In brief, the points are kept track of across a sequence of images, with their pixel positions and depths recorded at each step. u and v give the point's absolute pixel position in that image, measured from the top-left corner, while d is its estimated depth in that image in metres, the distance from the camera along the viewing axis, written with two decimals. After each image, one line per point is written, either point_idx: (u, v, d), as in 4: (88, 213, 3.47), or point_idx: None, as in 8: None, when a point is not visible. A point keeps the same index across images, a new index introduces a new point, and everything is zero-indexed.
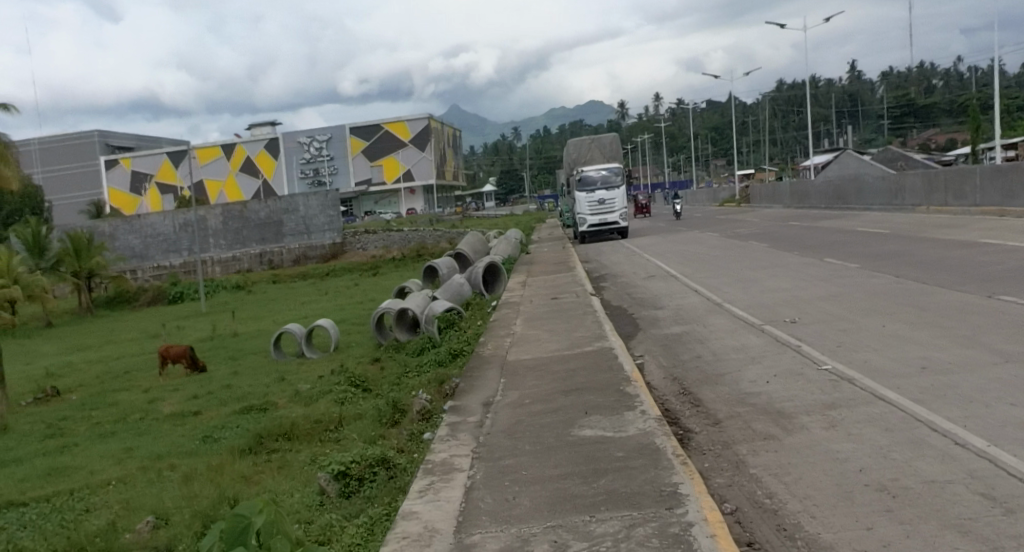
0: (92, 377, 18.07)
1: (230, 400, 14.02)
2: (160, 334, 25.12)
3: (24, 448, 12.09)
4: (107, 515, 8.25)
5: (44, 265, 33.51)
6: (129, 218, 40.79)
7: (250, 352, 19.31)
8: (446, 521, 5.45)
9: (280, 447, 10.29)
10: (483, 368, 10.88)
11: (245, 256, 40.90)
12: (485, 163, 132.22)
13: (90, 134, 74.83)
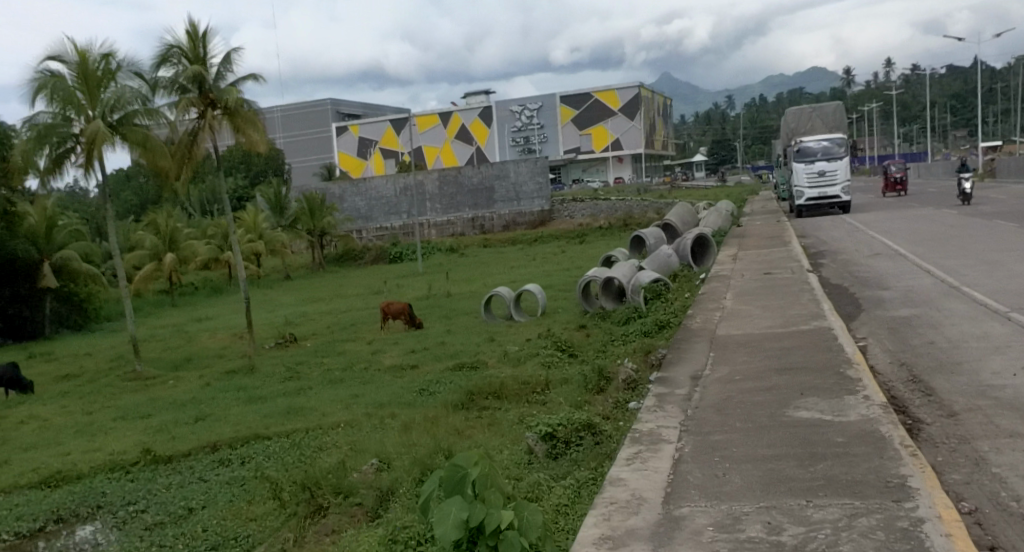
0: (323, 327, 19.57)
1: (444, 356, 14.73)
2: (382, 291, 26.71)
3: (266, 388, 13.31)
4: (338, 455, 8.94)
5: (284, 222, 36.49)
6: (356, 181, 43.42)
7: (463, 312, 20.11)
8: (655, 491, 5.45)
9: (490, 405, 10.68)
10: (692, 340, 10.71)
11: (458, 220, 42.54)
12: (697, 131, 129.14)
13: (323, 102, 80.15)
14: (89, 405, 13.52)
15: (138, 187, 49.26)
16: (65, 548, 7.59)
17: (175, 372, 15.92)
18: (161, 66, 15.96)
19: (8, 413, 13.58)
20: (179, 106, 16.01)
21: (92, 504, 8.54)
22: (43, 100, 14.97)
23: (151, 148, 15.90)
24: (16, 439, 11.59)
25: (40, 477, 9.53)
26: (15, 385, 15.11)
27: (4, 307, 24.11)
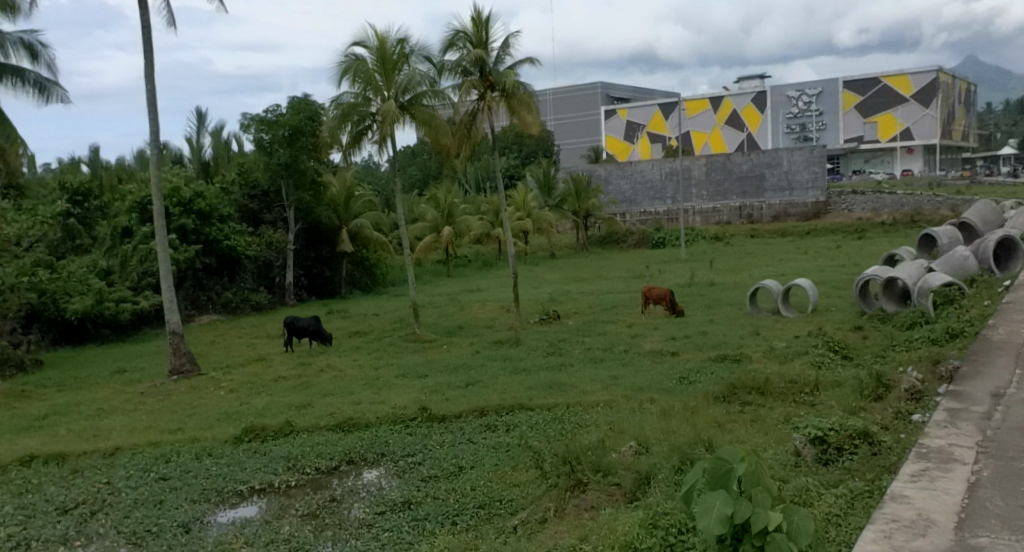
0: (585, 307, 19.93)
1: (707, 346, 14.45)
2: (644, 275, 26.65)
3: (531, 361, 13.81)
4: (597, 433, 9.06)
5: (552, 202, 37.53)
6: (623, 164, 43.57)
7: (726, 303, 19.60)
8: (945, 514, 5.01)
9: (754, 401, 10.32)
10: (991, 354, 9.68)
11: (725, 208, 41.44)
12: (1003, 122, 115.98)
13: (594, 86, 80.09)
14: (376, 361, 14.77)
15: (422, 163, 52.80)
16: (353, 487, 8.35)
17: (449, 337, 16.97)
18: (448, 49, 16.82)
19: (310, 360, 15.17)
20: (462, 88, 16.74)
21: (377, 451, 9.32)
22: (348, 81, 16.62)
23: (435, 126, 17.06)
24: (316, 385, 12.93)
25: (335, 421, 10.55)
26: (317, 337, 16.83)
27: (309, 267, 26.86)
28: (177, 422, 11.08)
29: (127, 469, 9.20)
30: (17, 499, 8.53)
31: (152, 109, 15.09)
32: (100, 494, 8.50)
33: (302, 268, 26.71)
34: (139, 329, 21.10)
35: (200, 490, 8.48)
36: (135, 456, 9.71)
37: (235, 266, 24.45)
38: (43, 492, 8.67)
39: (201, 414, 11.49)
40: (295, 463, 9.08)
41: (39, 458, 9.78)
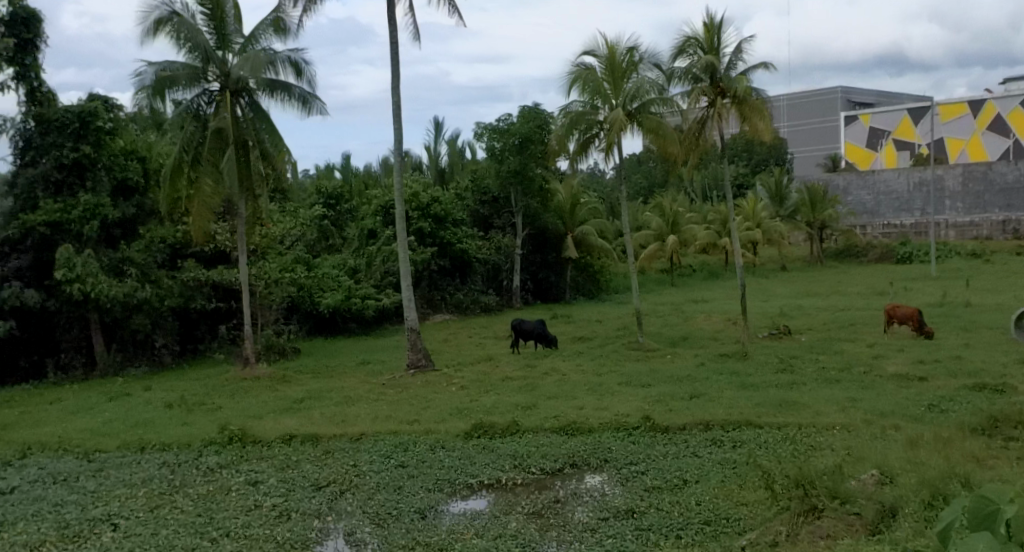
0: (821, 323, 18.92)
1: (961, 372, 13.25)
2: (887, 292, 24.90)
3: (760, 377, 13.31)
4: (834, 458, 8.57)
5: (784, 213, 36.00)
6: (864, 173, 41.01)
7: (984, 326, 17.89)
8: None
9: (1019, 437, 9.35)
10: None
11: (986, 223, 37.35)
12: None
13: (832, 91, 70.44)
14: (600, 367, 14.85)
15: (647, 171, 52.31)
16: (577, 491, 8.42)
17: (673, 348, 16.74)
18: (678, 56, 16.58)
19: (536, 362, 15.53)
20: (691, 95, 16.35)
21: (600, 457, 9.37)
22: (577, 90, 16.89)
23: (663, 135, 16.84)
24: (542, 387, 13.19)
25: (559, 424, 10.70)
26: (543, 340, 17.18)
27: (535, 271, 27.53)
28: (415, 414, 11.71)
29: (371, 454, 9.85)
30: (279, 473, 9.37)
31: (398, 120, 16.04)
32: (348, 475, 9.16)
33: (528, 272, 27.45)
34: (381, 324, 22.57)
35: (435, 479, 8.90)
36: (377, 442, 10.38)
37: (466, 268, 25.59)
38: (300, 469, 9.47)
39: (435, 407, 12.07)
40: (521, 462, 9.31)
41: (297, 436, 10.71)
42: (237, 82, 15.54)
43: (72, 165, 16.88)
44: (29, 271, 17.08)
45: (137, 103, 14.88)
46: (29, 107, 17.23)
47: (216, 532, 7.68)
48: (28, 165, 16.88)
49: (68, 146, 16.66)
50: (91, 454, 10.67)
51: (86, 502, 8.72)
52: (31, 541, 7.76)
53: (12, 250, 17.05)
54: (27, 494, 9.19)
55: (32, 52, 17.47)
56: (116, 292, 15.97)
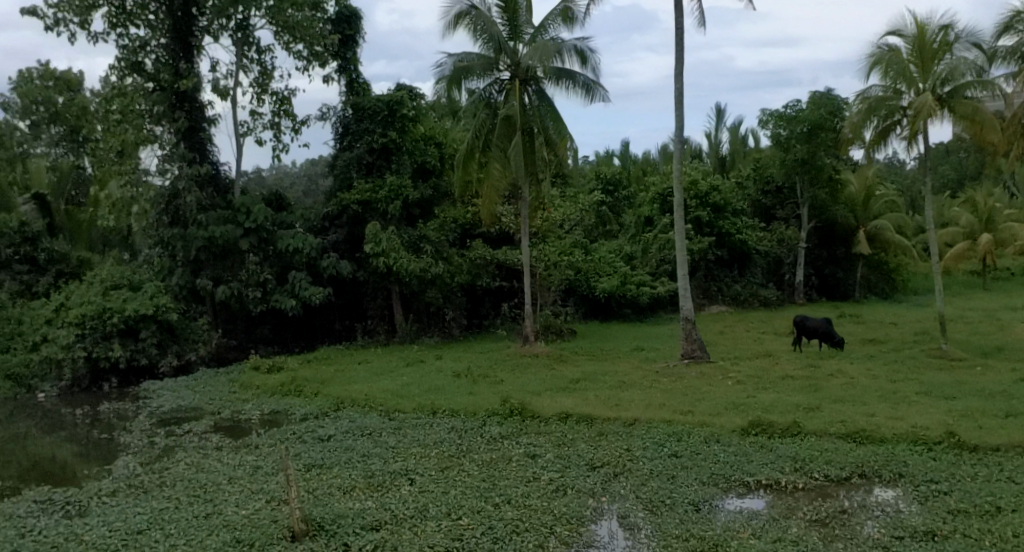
0: None
1: None
2: None
3: None
4: None
5: None
6: None
7: None
8: None
9: None
10: None
11: None
12: None
13: None
14: (894, 373, 13.75)
15: (956, 161, 47.50)
16: (867, 503, 7.90)
17: (983, 359, 15.11)
18: (1003, 33, 14.83)
19: (820, 363, 14.73)
20: (1017, 79, 14.50)
21: (894, 470, 8.69)
22: (878, 73, 15.69)
23: (980, 121, 15.15)
24: (826, 389, 12.48)
25: (847, 429, 10.06)
26: (828, 339, 16.23)
27: (821, 266, 26.19)
28: (689, 404, 11.56)
29: (644, 441, 9.87)
30: (556, 449, 9.67)
31: (681, 106, 15.80)
32: (622, 458, 9.26)
33: (813, 267, 26.15)
34: (655, 312, 22.54)
35: (710, 473, 8.74)
36: (651, 430, 10.38)
37: (745, 260, 24.83)
38: (576, 447, 9.70)
39: (710, 400, 11.84)
40: (803, 466, 8.87)
41: (573, 416, 10.98)
42: (526, 71, 16.11)
43: (381, 149, 18.47)
44: (344, 244, 19.17)
45: (437, 93, 15.93)
46: (348, 97, 19.08)
47: (498, 498, 8.11)
48: (345, 149, 18.85)
49: (378, 132, 18.30)
50: (392, 414, 11.69)
51: (386, 455, 9.57)
52: (343, 485, 8.68)
53: (331, 225, 19.23)
54: (339, 443, 10.25)
55: (352, 47, 19.33)
56: (414, 266, 17.29)
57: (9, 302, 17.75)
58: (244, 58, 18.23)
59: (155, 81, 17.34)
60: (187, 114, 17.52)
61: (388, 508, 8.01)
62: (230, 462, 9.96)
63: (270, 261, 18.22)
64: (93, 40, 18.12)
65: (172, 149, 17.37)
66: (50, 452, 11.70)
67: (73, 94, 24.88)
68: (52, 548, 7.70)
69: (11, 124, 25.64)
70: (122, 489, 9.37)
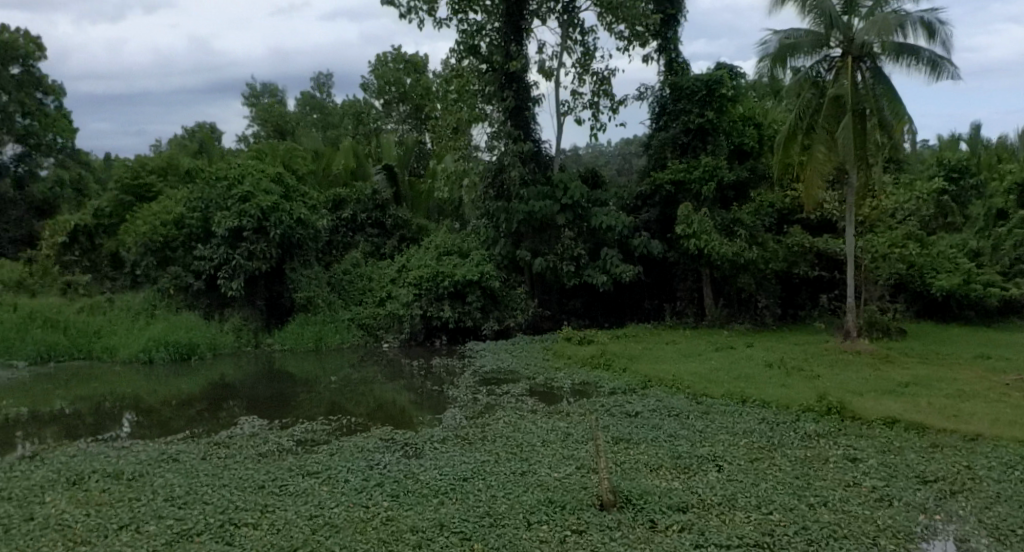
0: None
1: None
2: None
3: None
4: None
5: None
6: None
7: None
8: None
9: None
10: None
11: None
12: None
13: None
14: None
15: None
16: None
17: None
18: None
19: None
20: None
21: None
22: None
23: None
24: None
25: None
26: None
27: None
28: None
29: (988, 460, 8.87)
30: (880, 455, 8.99)
31: None
32: (960, 476, 8.39)
33: None
34: (1005, 317, 19.97)
35: None
36: (998, 448, 9.30)
37: None
38: (904, 457, 8.95)
39: None
40: None
41: (902, 422, 10.15)
42: (861, 48, 14.91)
43: (697, 130, 18.17)
44: (655, 224, 19.16)
45: (759, 72, 15.40)
46: (667, 76, 18.98)
47: (814, 499, 7.72)
48: (662, 128, 18.82)
49: (695, 112, 18.01)
50: (699, 397, 11.57)
51: (694, 438, 9.48)
52: (650, 462, 8.75)
53: (644, 204, 19.33)
54: (647, 421, 10.34)
55: (674, 26, 19.15)
56: (726, 250, 16.82)
57: (362, 261, 20.02)
58: (568, 40, 18.76)
59: (488, 63, 18.41)
60: (514, 93, 18.40)
61: (696, 491, 7.95)
62: (544, 425, 10.45)
63: (584, 238, 18.73)
64: (437, 26, 19.65)
65: (500, 127, 18.41)
66: (391, 396, 13.05)
67: (418, 76, 27.29)
68: (393, 482, 8.58)
69: (368, 102, 28.74)
70: (450, 437, 10.21)
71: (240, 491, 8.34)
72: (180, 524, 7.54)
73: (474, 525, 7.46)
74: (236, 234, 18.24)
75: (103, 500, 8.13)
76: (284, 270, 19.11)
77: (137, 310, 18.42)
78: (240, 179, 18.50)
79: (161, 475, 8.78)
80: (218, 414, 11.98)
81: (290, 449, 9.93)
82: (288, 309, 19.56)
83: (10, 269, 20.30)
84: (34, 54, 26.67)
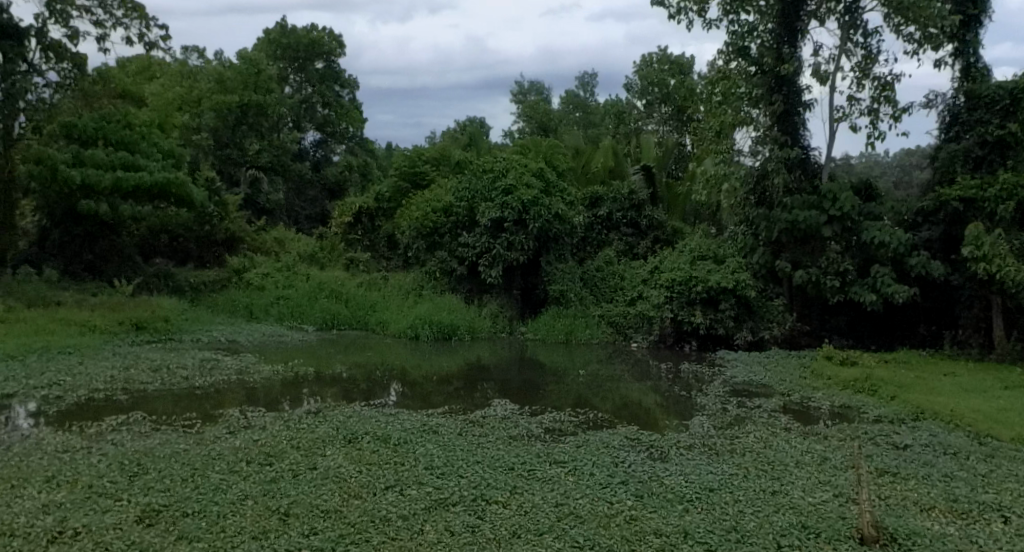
0: None
1: None
2: None
3: None
4: None
5: None
6: None
7: None
8: None
9: None
10: None
11: None
12: None
13: None
14: None
15: None
16: None
17: None
18: None
19: None
20: None
21: None
22: None
23: None
24: None
25: None
26: None
27: None
28: None
29: None
30: None
31: None
32: None
33: None
34: None
35: None
36: None
37: None
38: None
39: None
40: None
41: None
42: None
43: (995, 142, 16.41)
44: (937, 243, 17.50)
45: None
46: (961, 82, 17.27)
47: None
48: (952, 140, 17.21)
49: (993, 123, 16.30)
50: (982, 438, 10.50)
51: (974, 482, 8.62)
52: (920, 501, 8.07)
53: (924, 221, 17.69)
54: (917, 455, 9.54)
55: (975, 27, 17.32)
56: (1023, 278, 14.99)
57: (616, 259, 20.16)
58: (848, 42, 17.60)
59: (758, 65, 17.75)
60: (784, 97, 17.63)
61: (975, 541, 7.22)
62: (797, 445, 9.97)
63: (852, 252, 17.53)
64: (707, 26, 19.26)
65: (766, 132, 17.75)
66: (638, 396, 13.03)
67: (684, 77, 26.98)
68: (639, 482, 8.56)
69: (633, 101, 28.83)
70: (697, 445, 10.02)
71: (492, 469, 8.69)
72: (438, 492, 8.00)
73: (720, 538, 7.27)
74: (498, 224, 19.07)
75: (372, 460, 8.81)
76: (540, 262, 19.78)
77: (407, 290, 19.83)
78: (505, 173, 19.37)
79: (423, 444, 9.36)
80: (474, 393, 12.58)
81: (538, 436, 10.22)
82: (541, 300, 20.14)
83: (304, 243, 22.59)
84: (336, 50, 29.43)
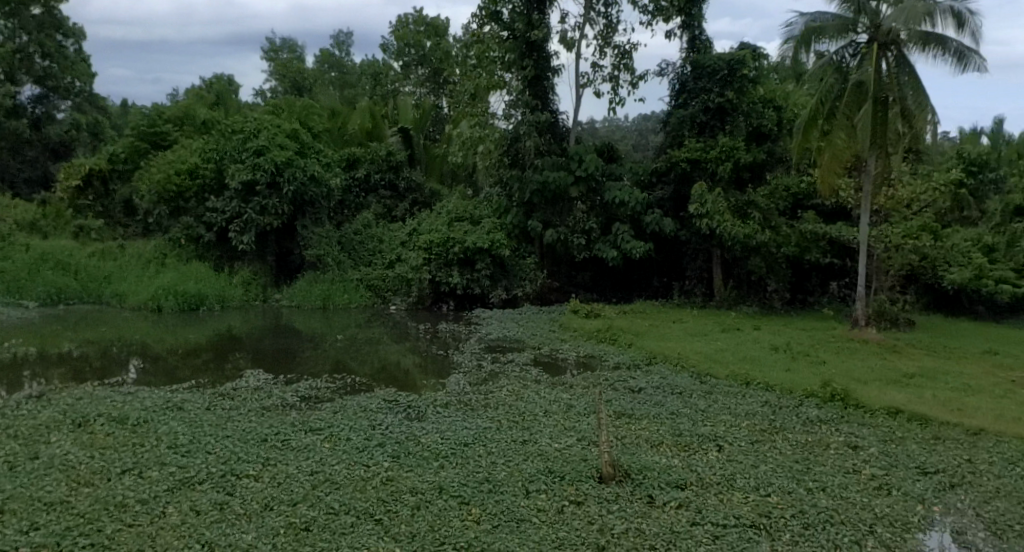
0: None
1: None
2: None
3: None
4: None
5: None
6: None
7: None
8: None
9: None
10: None
11: None
12: None
13: None
14: None
15: None
16: None
17: None
18: None
19: None
20: None
21: None
22: None
23: None
24: None
25: None
26: None
27: None
28: None
29: (989, 454, 8.60)
30: (882, 444, 8.84)
31: None
32: (959, 467, 8.23)
33: None
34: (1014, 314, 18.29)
35: None
36: (1000, 443, 8.93)
37: None
38: (905, 447, 8.78)
39: None
40: None
41: (904, 412, 9.84)
42: (887, 34, 13.36)
43: (717, 109, 17.91)
44: (669, 202, 18.87)
45: (782, 54, 14.02)
46: (689, 53, 18.65)
47: (812, 483, 7.73)
48: (681, 106, 18.57)
49: (714, 91, 17.77)
50: (704, 377, 11.57)
51: (696, 417, 9.49)
52: (651, 438, 8.77)
53: (658, 181, 19.01)
54: (650, 397, 10.35)
55: (700, 3, 18.69)
56: (737, 231, 16.58)
57: (374, 222, 20.00)
58: (592, 11, 18.41)
59: (510, 30, 18.11)
60: (535, 62, 18.19)
61: (694, 469, 7.98)
62: (547, 396, 10.46)
63: (596, 212, 18.71)
64: None
65: (518, 96, 18.20)
66: (396, 359, 13.09)
67: (439, 39, 26.98)
68: (395, 442, 8.63)
69: (389, 63, 28.45)
70: (454, 402, 10.25)
71: (243, 442, 8.40)
72: (182, 471, 7.62)
73: (473, 490, 7.49)
74: (249, 188, 18.23)
75: (107, 443, 8.21)
76: (295, 227, 19.27)
77: (148, 258, 18.56)
78: (256, 134, 18.42)
79: (166, 422, 8.84)
80: (225, 365, 12.04)
81: (294, 405, 9.99)
82: (297, 266, 19.77)
83: (24, 210, 20.41)
84: None
